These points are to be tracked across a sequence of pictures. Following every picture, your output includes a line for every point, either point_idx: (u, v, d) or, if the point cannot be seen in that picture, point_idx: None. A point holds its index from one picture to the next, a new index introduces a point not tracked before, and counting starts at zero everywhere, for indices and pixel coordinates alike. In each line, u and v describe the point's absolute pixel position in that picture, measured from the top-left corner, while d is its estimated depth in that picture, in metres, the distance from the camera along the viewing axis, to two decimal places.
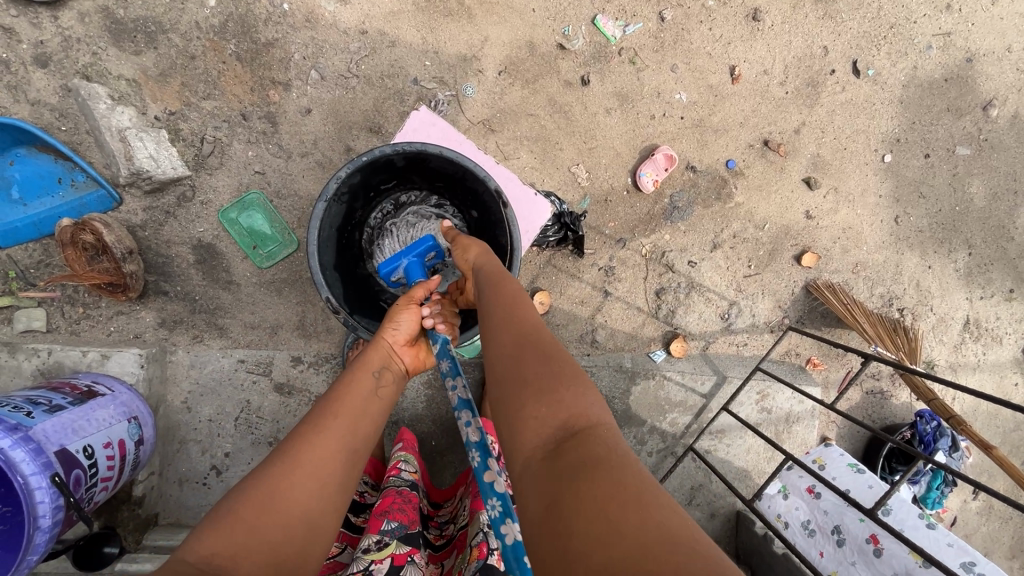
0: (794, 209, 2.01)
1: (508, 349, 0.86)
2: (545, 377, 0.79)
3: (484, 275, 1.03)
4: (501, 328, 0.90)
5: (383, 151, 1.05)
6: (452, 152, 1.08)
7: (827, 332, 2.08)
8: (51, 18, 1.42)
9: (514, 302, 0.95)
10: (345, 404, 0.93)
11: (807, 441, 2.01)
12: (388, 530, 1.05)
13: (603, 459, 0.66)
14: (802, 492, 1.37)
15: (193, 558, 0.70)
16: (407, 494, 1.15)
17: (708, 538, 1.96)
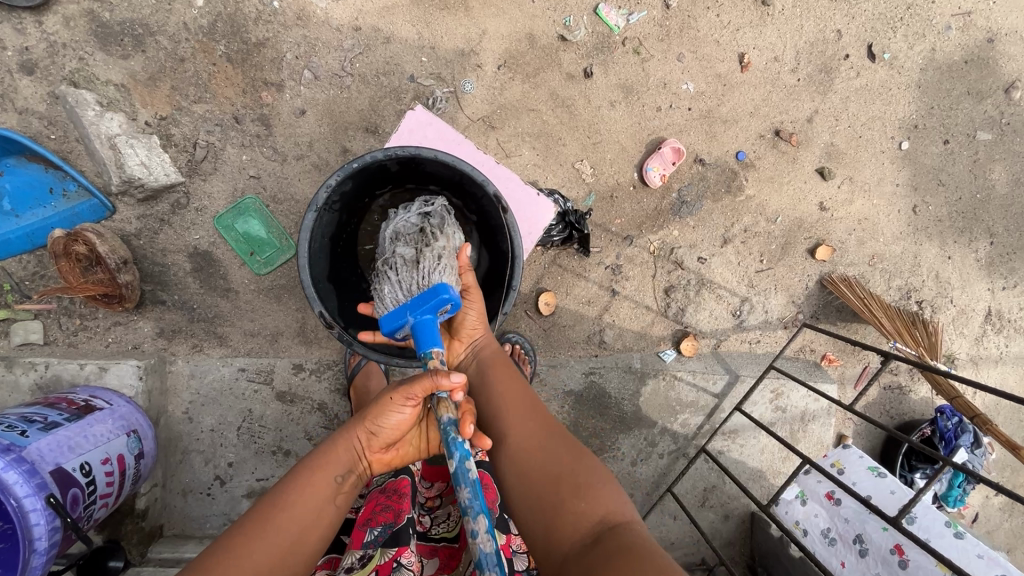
0: (808, 201, 1.94)
1: (531, 445, 0.94)
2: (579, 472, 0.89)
3: (489, 359, 1.08)
4: (524, 422, 0.98)
5: (375, 157, 1.01)
6: (447, 156, 1.04)
7: (843, 327, 2.01)
8: (36, 24, 1.38)
9: (527, 394, 1.04)
10: (292, 513, 0.84)
11: (823, 439, 1.95)
12: (372, 539, 1.01)
13: (637, 550, 0.76)
14: (821, 499, 1.32)
15: None
16: (392, 486, 1.10)
17: (722, 540, 1.92)
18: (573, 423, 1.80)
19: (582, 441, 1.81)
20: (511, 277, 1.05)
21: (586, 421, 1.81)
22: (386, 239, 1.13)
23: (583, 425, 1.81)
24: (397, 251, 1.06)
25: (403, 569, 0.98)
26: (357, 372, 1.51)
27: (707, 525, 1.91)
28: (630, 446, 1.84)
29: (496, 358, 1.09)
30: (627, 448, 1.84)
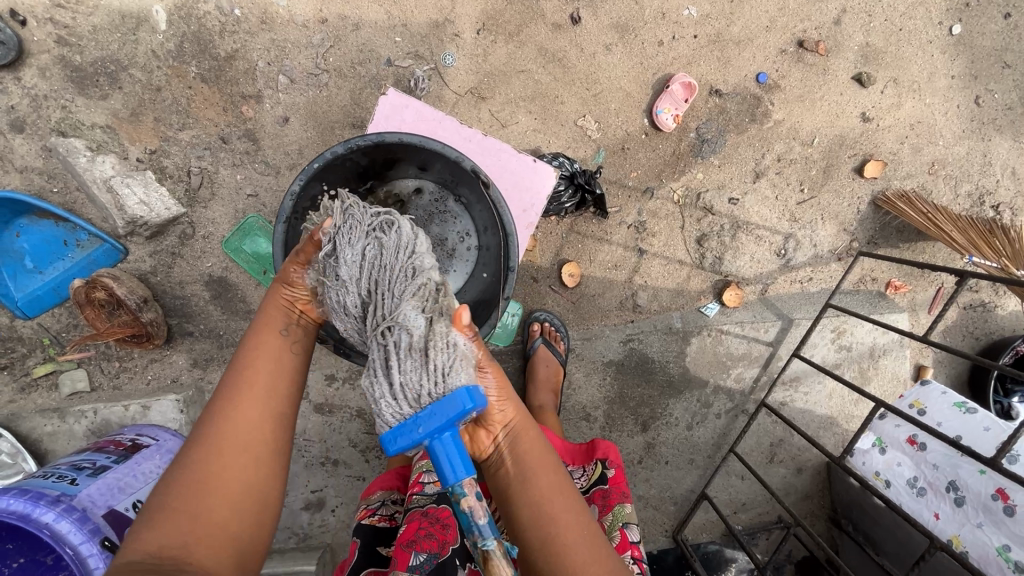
0: (847, 114, 1.73)
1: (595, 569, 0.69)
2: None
3: (529, 455, 0.75)
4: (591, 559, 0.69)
5: (335, 152, 0.94)
6: (411, 137, 0.95)
7: (907, 248, 1.81)
8: (15, 80, 1.37)
9: (582, 507, 0.74)
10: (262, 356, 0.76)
11: (899, 375, 1.78)
12: (417, 565, 0.94)
13: None
14: (902, 445, 1.20)
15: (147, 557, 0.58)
16: (436, 512, 1.00)
17: (798, 495, 1.80)
18: (618, 394, 1.71)
19: (630, 412, 1.71)
20: (507, 257, 0.96)
21: (632, 391, 1.71)
22: (390, 273, 0.79)
23: (630, 395, 1.71)
24: (406, 324, 0.74)
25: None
26: None
27: (779, 481, 1.79)
28: (683, 411, 1.74)
29: (539, 451, 0.77)
30: (680, 413, 1.74)
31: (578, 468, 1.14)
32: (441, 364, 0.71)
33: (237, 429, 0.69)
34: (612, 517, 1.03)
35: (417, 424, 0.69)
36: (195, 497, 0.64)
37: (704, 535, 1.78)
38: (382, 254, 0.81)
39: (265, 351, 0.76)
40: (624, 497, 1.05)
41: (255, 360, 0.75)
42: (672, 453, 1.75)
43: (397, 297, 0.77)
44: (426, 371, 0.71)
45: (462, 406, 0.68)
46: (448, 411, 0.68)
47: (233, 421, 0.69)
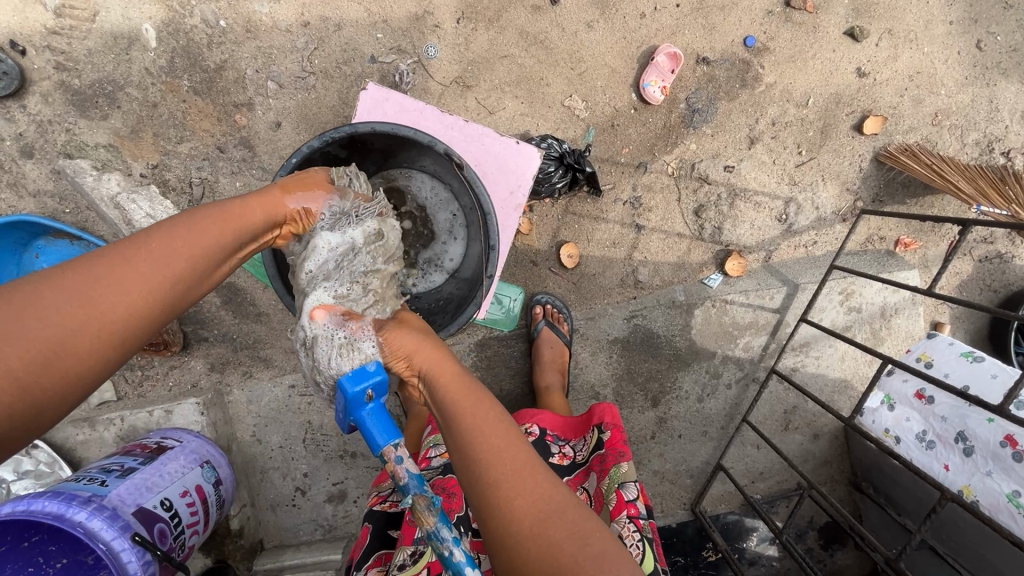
0: (842, 71, 1.69)
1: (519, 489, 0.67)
2: (591, 564, 0.61)
3: (453, 401, 0.78)
4: (515, 488, 0.66)
5: (312, 146, 0.96)
6: (385, 125, 0.96)
7: (915, 203, 1.76)
8: (20, 108, 1.42)
9: (507, 437, 0.72)
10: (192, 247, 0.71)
11: (913, 333, 1.75)
12: (421, 538, 1.01)
13: None
14: (911, 400, 1.19)
15: None
16: (440, 484, 1.06)
17: (816, 461, 1.79)
18: (626, 371, 1.71)
19: (640, 387, 1.72)
20: (488, 235, 0.98)
21: (640, 366, 1.71)
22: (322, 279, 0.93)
23: (638, 371, 1.71)
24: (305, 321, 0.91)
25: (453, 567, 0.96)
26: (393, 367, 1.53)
27: (796, 448, 1.78)
28: (692, 383, 1.73)
29: (462, 393, 0.78)
30: (689, 385, 1.73)
31: (578, 440, 1.18)
32: (326, 361, 0.89)
33: (115, 305, 0.63)
34: (609, 480, 1.05)
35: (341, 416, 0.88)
36: (19, 355, 0.56)
37: (723, 506, 1.78)
38: (325, 266, 0.93)
39: (197, 245, 0.72)
40: (620, 457, 1.07)
41: (177, 248, 0.70)
42: (684, 427, 1.75)
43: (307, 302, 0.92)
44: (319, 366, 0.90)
45: (352, 392, 0.84)
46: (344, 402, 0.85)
47: (114, 299, 0.63)
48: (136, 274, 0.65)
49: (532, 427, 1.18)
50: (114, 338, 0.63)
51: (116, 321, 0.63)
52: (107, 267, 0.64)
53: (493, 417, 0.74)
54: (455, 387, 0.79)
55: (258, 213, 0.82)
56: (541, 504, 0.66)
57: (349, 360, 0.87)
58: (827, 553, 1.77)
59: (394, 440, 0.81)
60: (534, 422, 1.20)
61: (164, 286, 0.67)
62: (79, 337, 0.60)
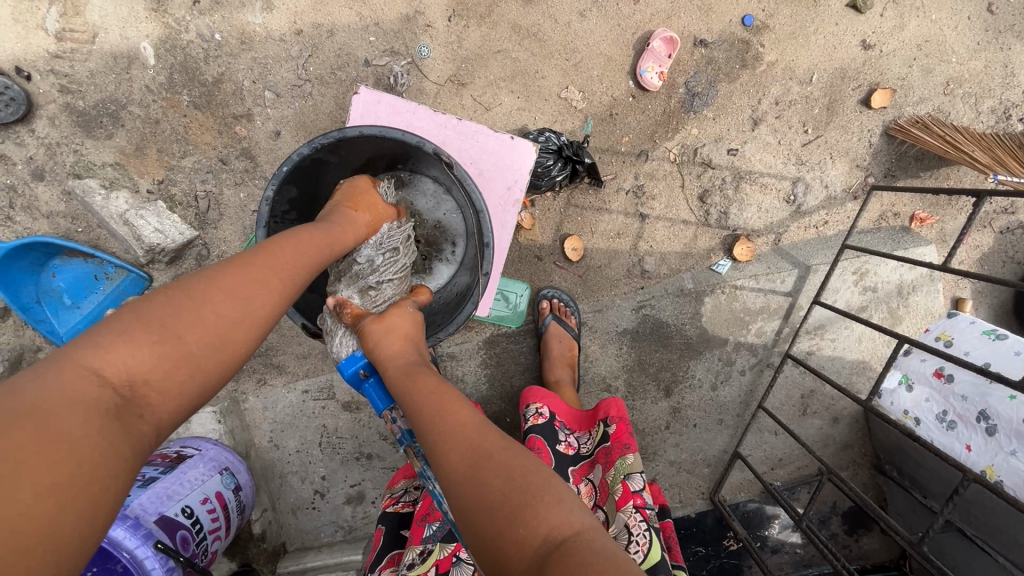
0: (846, 44, 1.65)
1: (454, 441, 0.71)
2: (514, 495, 0.63)
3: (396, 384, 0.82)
4: (451, 450, 0.70)
5: (302, 154, 0.95)
6: (372, 129, 0.96)
7: (929, 176, 1.71)
8: (29, 132, 1.45)
9: (443, 405, 0.76)
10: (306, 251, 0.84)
11: (932, 310, 1.70)
12: (430, 536, 1.02)
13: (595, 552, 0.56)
14: (930, 379, 1.16)
15: (120, 369, 0.59)
16: None
17: (837, 445, 1.75)
18: (637, 362, 1.69)
19: (652, 378, 1.70)
20: (482, 232, 0.97)
21: (650, 357, 1.69)
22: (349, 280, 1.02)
23: (649, 361, 1.69)
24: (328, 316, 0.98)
25: (463, 563, 0.99)
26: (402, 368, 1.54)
27: (815, 433, 1.75)
28: (705, 371, 1.71)
29: (404, 376, 0.82)
30: (702, 373, 1.71)
31: (584, 434, 1.18)
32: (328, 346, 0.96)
33: (262, 297, 0.74)
34: (615, 471, 1.05)
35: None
36: (194, 337, 0.65)
37: (743, 495, 1.76)
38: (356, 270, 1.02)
39: (308, 251, 0.84)
40: (626, 449, 1.06)
41: (295, 251, 0.82)
42: (699, 416, 1.72)
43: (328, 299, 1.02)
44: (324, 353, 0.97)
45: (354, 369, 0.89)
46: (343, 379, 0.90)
47: (260, 296, 0.73)
48: (272, 283, 0.76)
49: (542, 409, 1.17)
50: (254, 334, 0.72)
51: (259, 316, 0.72)
52: (252, 267, 0.75)
53: (432, 388, 0.79)
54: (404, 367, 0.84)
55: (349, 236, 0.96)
56: (471, 453, 0.69)
57: (344, 347, 0.92)
58: (853, 538, 1.75)
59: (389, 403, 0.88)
60: (545, 403, 1.18)
61: (290, 285, 0.79)
62: (239, 327, 0.70)
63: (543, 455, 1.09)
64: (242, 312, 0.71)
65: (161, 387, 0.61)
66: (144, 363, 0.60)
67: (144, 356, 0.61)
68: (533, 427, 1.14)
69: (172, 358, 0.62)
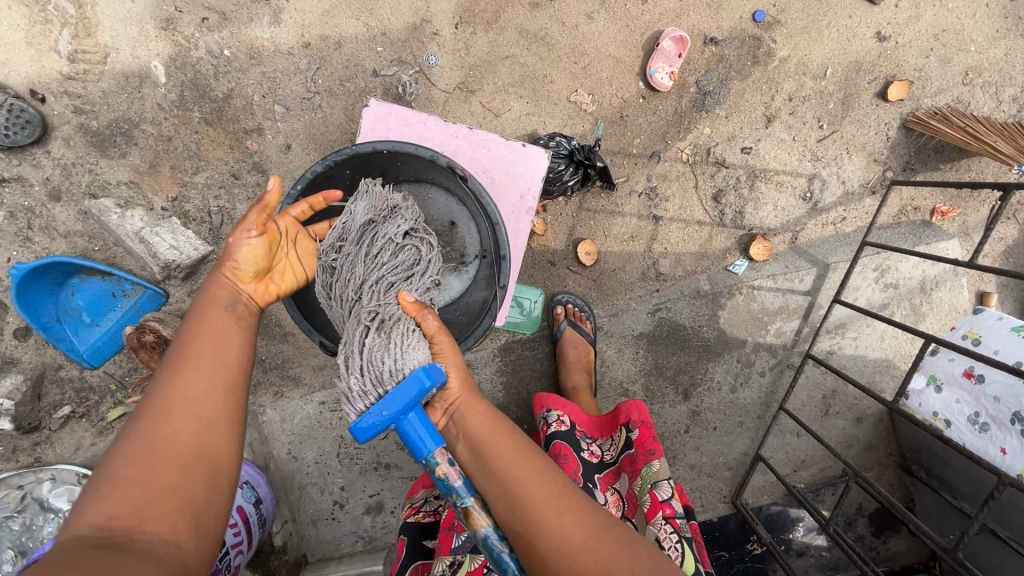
0: (861, 37, 1.61)
1: (558, 508, 0.70)
2: (632, 562, 0.68)
3: (480, 431, 0.77)
4: (559, 522, 0.69)
5: (315, 171, 0.97)
6: (384, 144, 0.97)
7: (950, 168, 1.67)
8: (45, 154, 1.46)
9: (539, 466, 0.75)
10: (216, 324, 0.77)
11: (957, 306, 1.66)
12: (459, 547, 1.01)
13: None
14: (959, 380, 1.13)
15: (96, 526, 0.58)
16: None
17: (861, 446, 1.72)
18: (654, 365, 1.67)
19: (670, 381, 1.68)
20: (498, 245, 0.97)
21: (667, 360, 1.67)
22: (392, 266, 0.86)
23: (666, 365, 1.67)
24: (387, 311, 0.81)
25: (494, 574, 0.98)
26: None
27: (839, 433, 1.72)
28: (724, 373, 1.69)
29: (492, 426, 0.78)
30: (721, 376, 1.69)
31: (606, 440, 1.16)
32: (382, 354, 0.77)
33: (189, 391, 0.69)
34: (641, 481, 1.03)
35: (380, 408, 0.73)
36: (146, 460, 0.63)
37: (766, 497, 1.73)
38: (395, 257, 0.87)
39: (218, 323, 0.77)
40: (651, 456, 1.04)
41: (206, 331, 0.75)
42: (719, 419, 1.70)
43: (380, 287, 0.84)
44: (386, 354, 0.76)
45: (421, 385, 0.74)
46: (406, 391, 0.73)
47: (190, 393, 0.69)
48: (183, 377, 0.70)
49: (564, 416, 1.15)
50: (202, 424, 0.68)
51: (203, 406, 0.69)
52: (173, 370, 0.71)
53: (518, 444, 0.76)
54: (482, 418, 0.78)
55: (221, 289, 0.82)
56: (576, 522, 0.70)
57: (416, 356, 0.77)
58: (880, 540, 1.72)
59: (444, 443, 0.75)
60: (565, 411, 1.16)
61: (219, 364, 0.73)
62: (180, 427, 0.66)
63: (569, 463, 1.06)
64: (166, 418, 0.66)
65: (140, 516, 0.59)
66: (115, 506, 0.59)
67: (115, 500, 0.60)
68: (554, 433, 1.13)
69: (137, 487, 0.61)
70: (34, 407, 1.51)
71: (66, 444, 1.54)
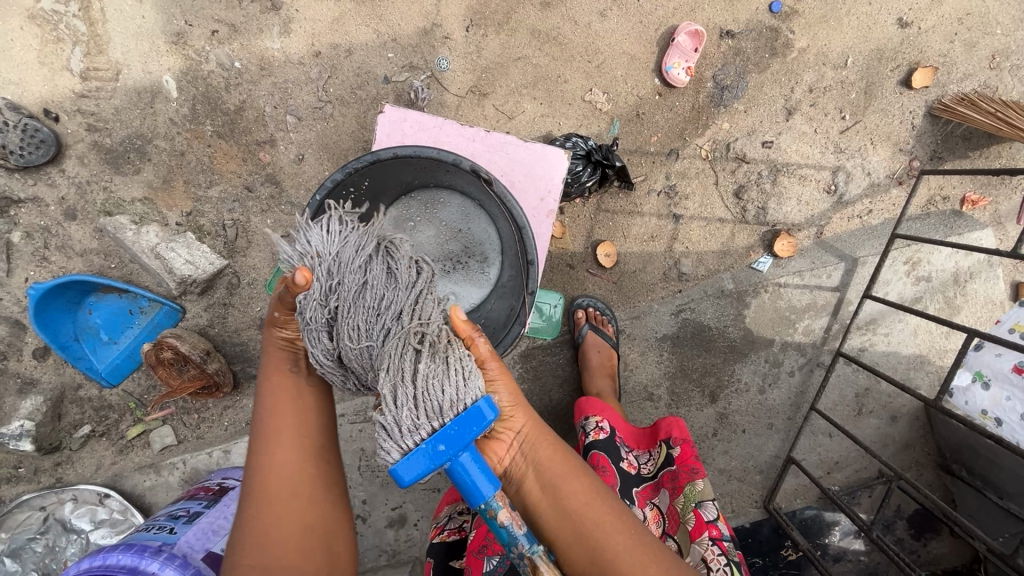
0: (882, 24, 1.57)
1: (639, 551, 0.71)
2: None
3: (553, 468, 0.73)
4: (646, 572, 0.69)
5: (336, 179, 0.97)
6: (405, 149, 0.98)
7: (979, 156, 1.61)
8: (59, 173, 1.46)
9: (614, 506, 0.73)
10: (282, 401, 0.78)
11: (994, 297, 1.60)
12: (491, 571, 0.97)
13: None
14: (1009, 376, 1.08)
15: None
16: None
17: (897, 446, 1.66)
18: (679, 368, 1.63)
19: (696, 384, 1.63)
20: (526, 249, 0.96)
21: (693, 362, 1.63)
22: (410, 284, 0.71)
23: (692, 367, 1.63)
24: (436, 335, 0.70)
25: None
26: None
27: (873, 433, 1.66)
28: (752, 374, 1.64)
29: (563, 463, 0.74)
30: (749, 376, 1.64)
31: (643, 452, 1.12)
32: (439, 387, 0.66)
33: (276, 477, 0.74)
34: (684, 499, 1.00)
35: (437, 443, 0.64)
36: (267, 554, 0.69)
37: (799, 501, 1.68)
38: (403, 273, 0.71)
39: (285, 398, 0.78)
40: (694, 474, 1.00)
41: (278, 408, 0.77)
42: (748, 421, 1.65)
43: (416, 306, 0.71)
44: (446, 378, 0.67)
45: (484, 420, 0.66)
46: (467, 425, 0.65)
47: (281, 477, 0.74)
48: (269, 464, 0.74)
49: (602, 423, 1.12)
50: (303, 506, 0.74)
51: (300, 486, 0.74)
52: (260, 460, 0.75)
53: (591, 485, 0.74)
54: (552, 454, 0.74)
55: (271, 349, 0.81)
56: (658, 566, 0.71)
57: (468, 390, 0.67)
58: (920, 542, 1.66)
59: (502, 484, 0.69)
60: (605, 418, 1.13)
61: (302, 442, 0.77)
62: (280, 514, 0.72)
63: (607, 476, 1.03)
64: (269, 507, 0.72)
65: None
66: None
67: None
68: (592, 442, 1.10)
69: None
70: (55, 428, 1.50)
71: (87, 463, 1.53)
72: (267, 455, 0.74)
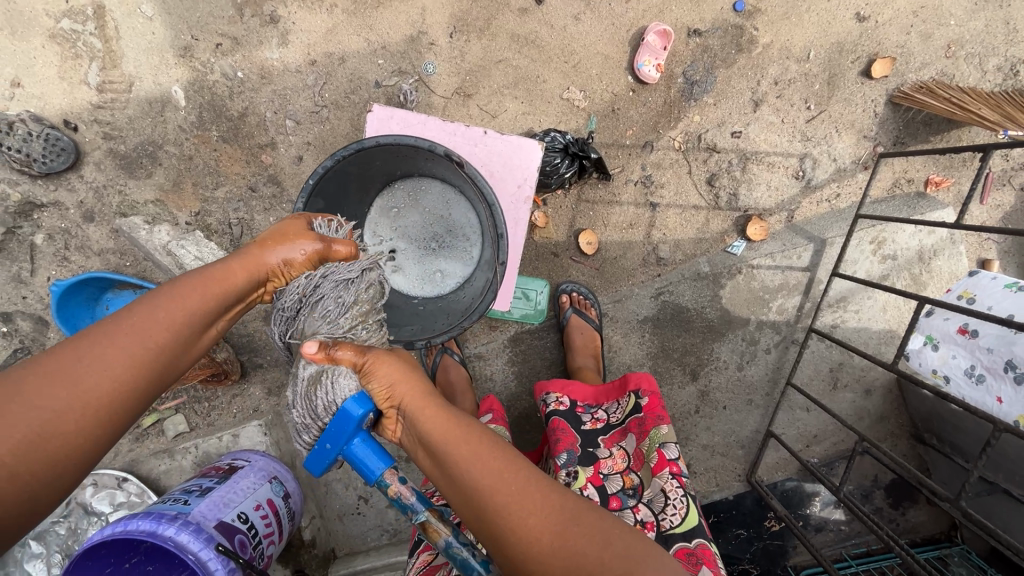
0: (840, 18, 1.67)
1: (531, 511, 0.69)
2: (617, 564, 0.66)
3: (439, 435, 0.73)
4: (533, 529, 0.67)
5: (326, 167, 1.03)
6: (387, 138, 1.05)
7: (940, 140, 1.70)
8: (78, 178, 1.58)
9: (506, 464, 0.72)
10: (184, 312, 0.72)
11: (958, 273, 1.68)
12: None
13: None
14: (955, 337, 1.17)
15: None
16: None
17: (873, 418, 1.74)
18: (660, 348, 1.72)
19: (677, 362, 1.72)
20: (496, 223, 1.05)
21: (673, 342, 1.72)
22: (342, 307, 0.80)
23: (672, 346, 1.72)
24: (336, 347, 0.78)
25: None
26: (437, 368, 1.62)
27: (849, 406, 1.74)
28: (730, 352, 1.73)
29: (452, 429, 0.74)
30: (727, 354, 1.73)
31: (612, 403, 1.23)
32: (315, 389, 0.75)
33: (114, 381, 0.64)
34: (649, 441, 1.08)
35: (323, 442, 0.75)
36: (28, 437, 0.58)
37: (780, 474, 1.75)
38: (344, 297, 0.81)
39: (189, 312, 0.72)
40: (659, 420, 1.10)
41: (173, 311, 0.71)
42: (728, 398, 1.73)
43: (349, 328, 0.81)
44: (316, 387, 0.75)
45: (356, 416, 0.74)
46: (340, 425, 0.74)
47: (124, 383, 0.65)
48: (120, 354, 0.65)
49: (563, 397, 1.23)
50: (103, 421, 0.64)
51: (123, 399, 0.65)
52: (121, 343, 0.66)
53: (481, 446, 0.73)
54: (437, 421, 0.75)
55: (239, 276, 0.78)
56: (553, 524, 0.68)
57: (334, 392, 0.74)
58: (899, 511, 1.73)
59: (392, 463, 0.78)
60: (565, 392, 1.25)
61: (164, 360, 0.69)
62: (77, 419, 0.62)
63: (568, 434, 1.14)
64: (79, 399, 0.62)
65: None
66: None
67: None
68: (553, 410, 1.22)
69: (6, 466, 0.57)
70: None
71: None
72: (125, 345, 0.66)
